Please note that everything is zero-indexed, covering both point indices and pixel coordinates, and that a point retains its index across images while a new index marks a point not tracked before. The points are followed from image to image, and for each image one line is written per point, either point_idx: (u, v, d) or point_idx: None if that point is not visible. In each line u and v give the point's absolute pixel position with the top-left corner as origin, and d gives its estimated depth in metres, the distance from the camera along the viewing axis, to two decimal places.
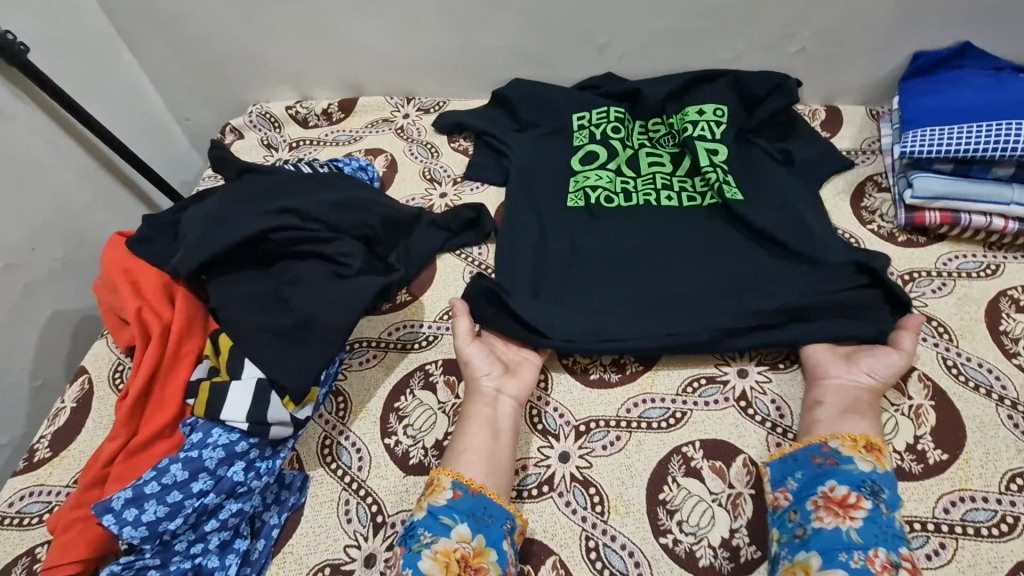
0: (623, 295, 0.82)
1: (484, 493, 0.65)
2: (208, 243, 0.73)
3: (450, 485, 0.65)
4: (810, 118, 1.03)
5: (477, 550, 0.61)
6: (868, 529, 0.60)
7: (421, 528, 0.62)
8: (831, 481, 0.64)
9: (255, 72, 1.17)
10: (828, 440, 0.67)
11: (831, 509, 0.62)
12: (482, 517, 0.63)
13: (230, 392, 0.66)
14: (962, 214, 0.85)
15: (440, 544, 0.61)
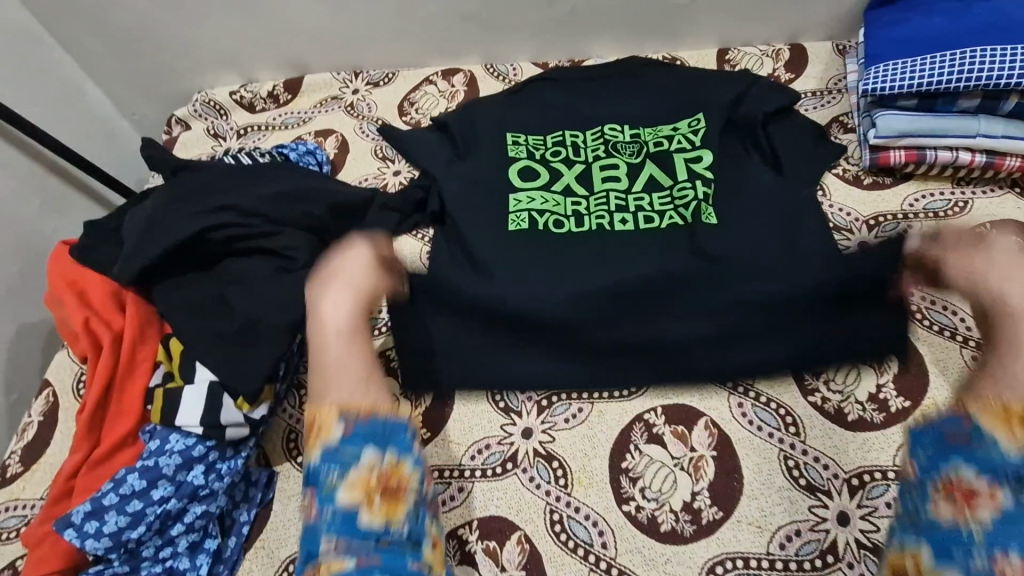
0: None
1: (372, 411, 0.56)
2: (147, 248, 0.72)
3: (338, 416, 0.56)
4: (773, 59, 0.99)
5: (389, 468, 0.54)
6: (1000, 530, 0.47)
7: (321, 467, 0.54)
8: (961, 468, 0.49)
9: (194, 58, 1.12)
10: (971, 411, 0.51)
11: (953, 499, 0.49)
12: (378, 433, 0.55)
13: (184, 397, 0.66)
14: (928, 151, 0.82)
15: (352, 475, 0.53)
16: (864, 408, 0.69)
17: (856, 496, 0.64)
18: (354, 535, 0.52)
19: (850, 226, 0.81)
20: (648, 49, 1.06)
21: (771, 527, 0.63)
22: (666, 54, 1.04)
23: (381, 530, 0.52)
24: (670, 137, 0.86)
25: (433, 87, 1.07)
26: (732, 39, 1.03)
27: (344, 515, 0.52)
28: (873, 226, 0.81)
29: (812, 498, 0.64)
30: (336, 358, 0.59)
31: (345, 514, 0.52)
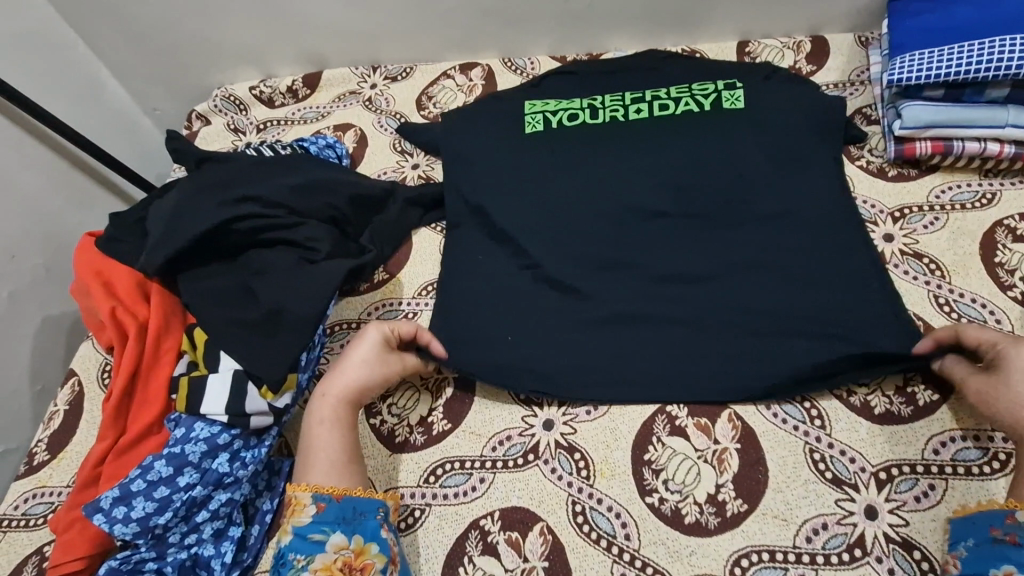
0: None
1: (349, 494, 0.61)
2: (171, 240, 0.72)
3: (310, 499, 0.59)
4: (794, 51, 0.99)
5: (352, 551, 0.57)
6: None
7: (291, 552, 0.57)
8: (1006, 565, 0.51)
9: (213, 53, 1.13)
10: (1014, 511, 0.54)
11: None
12: (353, 518, 0.59)
13: (208, 386, 0.67)
14: (954, 142, 0.80)
15: (318, 562, 0.56)
16: (890, 402, 0.67)
17: (885, 489, 0.63)
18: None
19: (875, 217, 0.80)
20: (666, 43, 1.06)
21: (797, 520, 0.62)
22: (685, 48, 1.04)
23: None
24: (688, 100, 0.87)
25: (451, 82, 1.07)
26: (752, 32, 1.02)
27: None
28: (898, 218, 0.80)
29: (839, 491, 0.63)
30: (329, 435, 0.63)
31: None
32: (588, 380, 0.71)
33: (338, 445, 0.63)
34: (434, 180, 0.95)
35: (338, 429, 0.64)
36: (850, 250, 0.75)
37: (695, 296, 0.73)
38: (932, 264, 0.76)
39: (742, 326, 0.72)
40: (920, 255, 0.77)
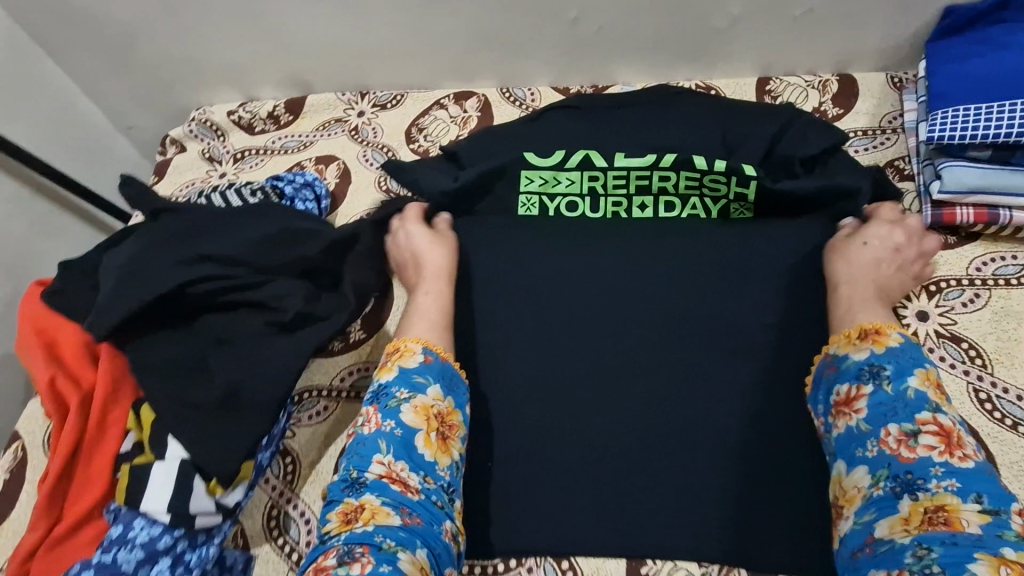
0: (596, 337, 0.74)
1: (449, 359, 0.69)
2: (116, 306, 0.64)
3: (419, 351, 0.67)
4: (820, 91, 0.90)
5: (444, 407, 0.65)
6: (874, 414, 0.56)
7: (395, 386, 0.64)
8: (835, 386, 0.61)
9: (190, 72, 1.05)
10: (828, 347, 0.64)
11: (842, 413, 0.59)
12: (450, 381, 0.67)
13: (153, 477, 0.59)
14: (999, 210, 0.71)
15: (418, 400, 0.63)
16: None
17: None
18: (410, 454, 0.61)
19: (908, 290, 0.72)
20: (680, 76, 0.97)
21: None
22: (699, 82, 0.95)
23: (431, 462, 0.61)
24: (699, 188, 0.80)
25: (444, 112, 0.99)
26: (774, 67, 0.93)
27: (406, 430, 0.62)
28: (934, 292, 0.71)
29: None
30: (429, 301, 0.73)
31: (407, 430, 0.62)
32: None
33: (438, 307, 0.73)
34: None
35: (435, 295, 0.74)
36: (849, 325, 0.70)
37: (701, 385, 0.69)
38: (972, 351, 0.68)
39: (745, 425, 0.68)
40: (958, 339, 0.68)
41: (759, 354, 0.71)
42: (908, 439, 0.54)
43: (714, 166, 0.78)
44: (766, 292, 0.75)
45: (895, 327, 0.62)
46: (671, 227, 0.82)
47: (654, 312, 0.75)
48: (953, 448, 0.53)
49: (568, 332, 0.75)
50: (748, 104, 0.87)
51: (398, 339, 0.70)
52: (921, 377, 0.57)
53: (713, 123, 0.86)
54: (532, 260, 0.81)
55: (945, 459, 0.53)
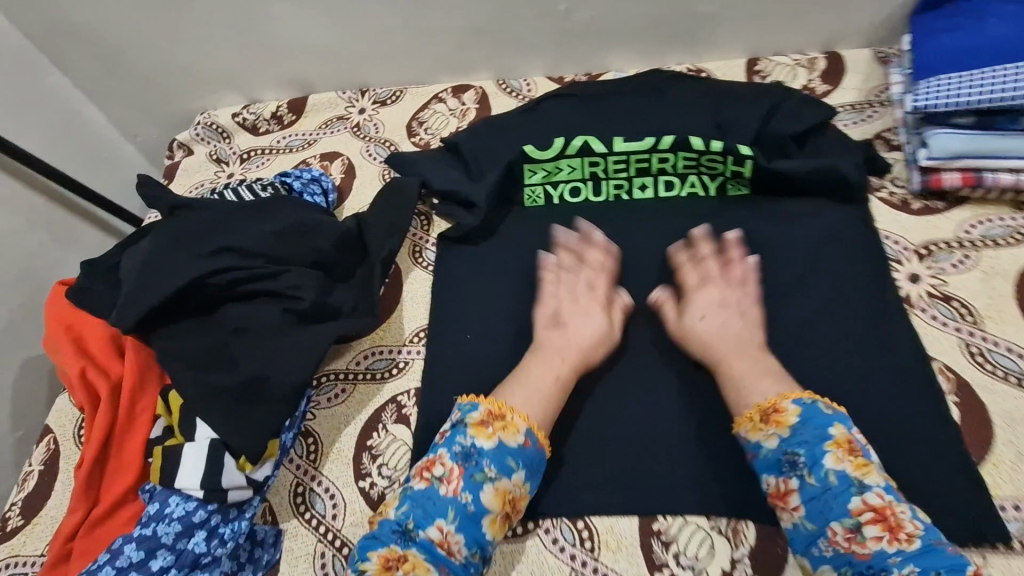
0: None
1: (542, 446, 0.65)
2: (142, 298, 0.67)
3: (523, 431, 0.63)
4: (808, 69, 0.93)
5: (520, 492, 0.62)
6: (812, 511, 0.56)
7: (487, 460, 0.61)
8: (762, 475, 0.60)
9: (195, 78, 1.08)
10: (738, 428, 0.63)
11: (779, 507, 0.59)
12: (535, 469, 0.64)
13: (185, 457, 0.62)
14: (987, 173, 0.74)
15: (501, 483, 0.61)
16: None
17: None
18: (473, 533, 0.60)
19: (898, 255, 0.75)
20: (671, 61, 1.00)
21: None
22: (690, 66, 0.98)
23: (488, 540, 0.60)
24: (696, 167, 0.83)
25: (443, 106, 1.02)
26: (762, 49, 0.96)
27: (478, 509, 0.60)
28: (924, 255, 0.74)
29: None
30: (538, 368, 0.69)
31: (481, 509, 0.60)
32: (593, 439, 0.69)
33: (550, 372, 0.69)
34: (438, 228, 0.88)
35: (558, 362, 0.70)
36: (840, 332, 0.71)
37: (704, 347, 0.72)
38: (963, 308, 0.70)
39: None
40: (949, 299, 0.71)
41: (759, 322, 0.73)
42: (854, 535, 0.54)
43: (710, 146, 0.81)
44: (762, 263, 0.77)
45: (789, 396, 0.62)
46: (668, 206, 0.85)
47: (655, 288, 0.78)
48: (896, 531, 0.54)
49: None
50: (737, 86, 0.90)
51: (501, 401, 0.66)
52: (833, 455, 0.57)
53: (704, 107, 0.88)
54: (536, 244, 0.84)
55: (896, 547, 0.53)
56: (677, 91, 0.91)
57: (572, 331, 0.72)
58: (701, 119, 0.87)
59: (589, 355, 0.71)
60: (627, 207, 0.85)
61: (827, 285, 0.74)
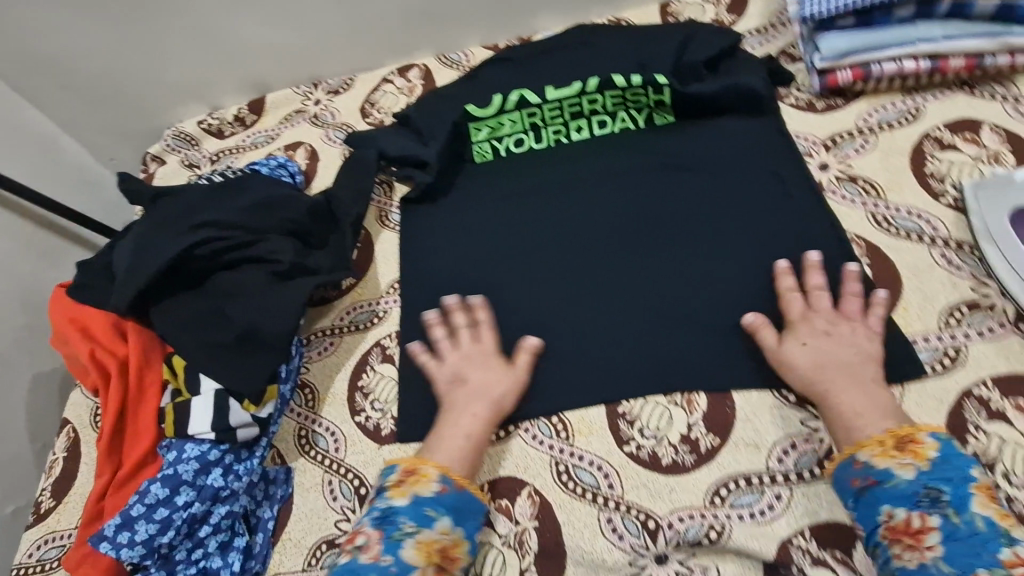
0: (555, 241, 0.85)
1: (468, 488, 0.64)
2: (136, 276, 0.74)
3: (436, 478, 0.64)
4: (715, 4, 1.02)
5: (451, 541, 0.61)
6: (953, 553, 0.53)
7: (404, 516, 0.61)
8: (884, 506, 0.57)
9: (157, 94, 1.14)
10: (856, 455, 0.60)
11: (904, 542, 0.55)
12: (464, 512, 0.63)
13: (193, 408, 0.70)
14: (873, 66, 0.82)
15: (423, 535, 0.60)
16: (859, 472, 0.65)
17: None
18: None
19: (809, 150, 0.83)
20: (592, 16, 1.08)
21: (768, 444, 0.66)
22: (610, 17, 1.07)
23: None
24: (623, 103, 0.91)
25: (392, 86, 1.10)
26: None
27: (402, 569, 0.58)
28: (831, 146, 0.83)
29: (804, 412, 0.67)
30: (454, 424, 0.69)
31: (405, 568, 0.58)
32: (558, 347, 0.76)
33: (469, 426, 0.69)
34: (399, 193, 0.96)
35: (465, 400, 0.70)
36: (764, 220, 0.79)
37: (646, 253, 0.80)
38: (867, 185, 0.79)
39: (693, 281, 0.77)
40: (854, 179, 0.79)
41: (693, 224, 0.81)
42: None
43: (632, 81, 0.88)
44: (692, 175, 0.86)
45: (925, 429, 0.60)
46: (604, 141, 0.92)
47: (599, 211, 0.86)
48: None
49: (528, 243, 0.85)
50: (652, 26, 0.98)
51: (415, 458, 0.66)
52: (977, 497, 0.55)
53: (626, 50, 0.97)
54: (489, 191, 0.91)
55: None
56: (599, 39, 0.99)
57: (476, 383, 0.71)
58: (623, 61, 0.95)
59: (501, 399, 0.71)
60: (567, 147, 0.93)
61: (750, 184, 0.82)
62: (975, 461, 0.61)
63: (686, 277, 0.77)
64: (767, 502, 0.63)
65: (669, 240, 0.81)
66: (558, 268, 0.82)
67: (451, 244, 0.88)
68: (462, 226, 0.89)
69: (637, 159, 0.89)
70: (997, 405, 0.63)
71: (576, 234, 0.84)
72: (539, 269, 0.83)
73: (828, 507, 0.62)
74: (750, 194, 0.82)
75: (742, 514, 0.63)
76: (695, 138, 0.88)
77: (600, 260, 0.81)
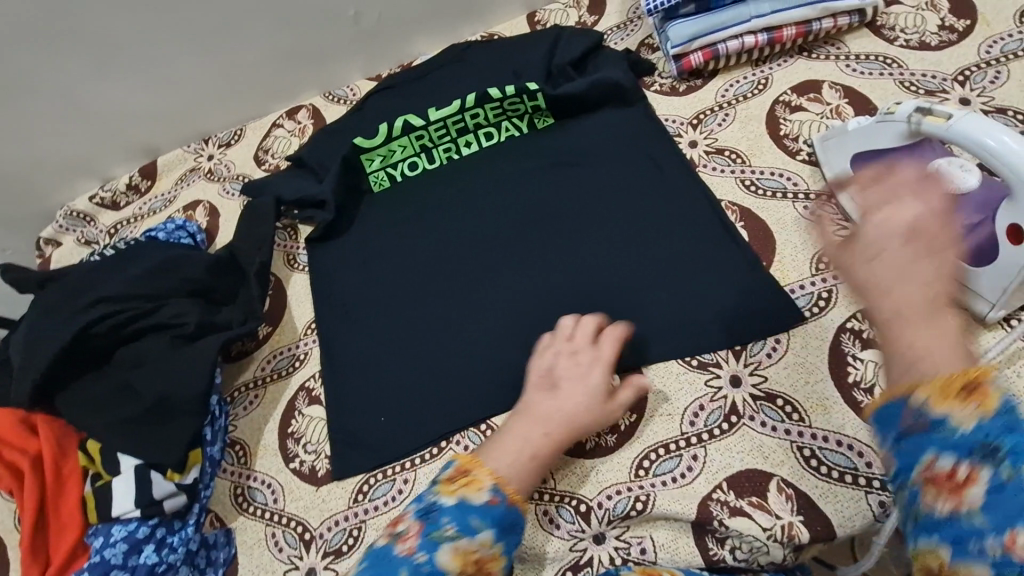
0: (463, 256, 0.87)
1: (515, 502, 0.57)
2: (34, 367, 0.73)
3: (487, 487, 0.56)
4: (577, 8, 1.07)
5: (489, 556, 0.53)
6: (998, 500, 0.37)
7: (448, 517, 0.53)
8: (927, 455, 0.39)
9: (39, 176, 1.10)
10: (908, 396, 0.40)
11: (939, 489, 0.38)
12: (510, 529, 0.55)
13: (115, 489, 0.68)
14: (720, 45, 0.89)
15: (463, 542, 0.51)
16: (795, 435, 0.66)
17: (742, 357, 0.72)
18: None
19: (679, 130, 0.89)
20: (466, 33, 1.12)
21: (680, 410, 0.70)
22: (483, 33, 1.11)
23: None
24: (505, 113, 0.95)
25: (282, 130, 1.10)
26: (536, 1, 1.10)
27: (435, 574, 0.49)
28: (697, 124, 0.89)
29: (707, 373, 0.72)
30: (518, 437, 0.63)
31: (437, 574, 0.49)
32: (478, 355, 0.79)
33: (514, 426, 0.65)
34: (303, 235, 0.96)
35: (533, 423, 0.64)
36: (647, 202, 0.84)
37: (545, 252, 0.85)
38: (733, 154, 0.85)
39: (593, 271, 0.81)
40: (722, 150, 0.86)
41: (585, 217, 0.86)
42: None
43: (506, 92, 0.92)
44: (579, 171, 0.90)
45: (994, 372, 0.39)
46: (493, 151, 0.95)
47: (498, 220, 0.89)
48: None
49: (436, 261, 0.88)
50: (521, 37, 1.03)
51: (472, 458, 0.60)
52: None
53: (500, 62, 1.01)
54: (391, 218, 0.93)
55: None
56: (473, 56, 1.03)
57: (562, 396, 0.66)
58: (499, 73, 0.99)
59: (581, 421, 0.65)
60: (460, 163, 0.96)
61: (631, 172, 0.87)
62: (858, 388, 0.67)
63: (586, 269, 0.82)
64: (686, 464, 0.67)
65: (565, 235, 0.85)
66: (466, 281, 0.85)
67: (362, 275, 0.89)
68: (370, 255, 0.91)
69: (526, 165, 0.93)
70: (868, 333, 0.69)
71: (478, 246, 0.88)
72: (448, 285, 0.85)
73: (740, 458, 0.66)
74: (633, 180, 0.87)
75: (665, 480, 0.66)
76: (576, 135, 0.93)
77: (506, 268, 0.84)
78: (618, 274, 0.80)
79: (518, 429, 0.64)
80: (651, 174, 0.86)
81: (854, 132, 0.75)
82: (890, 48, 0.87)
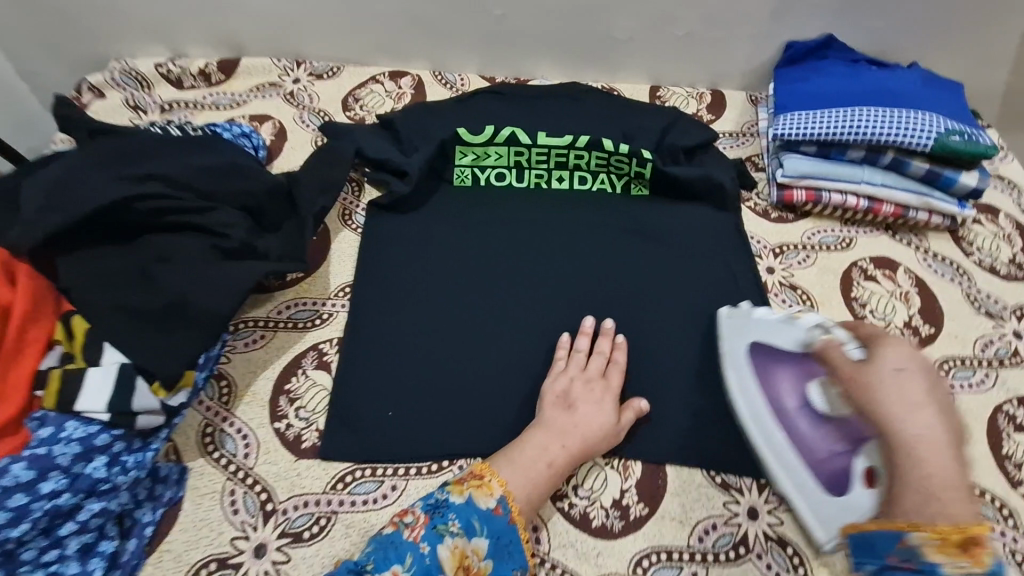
0: (522, 284, 0.85)
1: (517, 525, 0.62)
2: (53, 215, 0.64)
3: (496, 495, 0.63)
4: (698, 101, 1.11)
5: (480, 564, 0.60)
6: None
7: (455, 514, 0.61)
8: None
9: (114, 23, 1.02)
10: (906, 534, 0.51)
11: None
12: (506, 547, 0.61)
13: (87, 380, 0.59)
14: (824, 192, 0.93)
15: (461, 541, 0.59)
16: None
17: (764, 492, 0.71)
18: None
19: (760, 252, 0.91)
20: (588, 78, 1.13)
21: (691, 521, 0.68)
22: (604, 84, 1.12)
23: None
24: (607, 166, 0.95)
25: (380, 87, 1.07)
26: (663, 77, 1.13)
27: (433, 563, 0.58)
28: (778, 254, 0.91)
29: (726, 494, 0.71)
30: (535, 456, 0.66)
31: (434, 563, 0.58)
32: (508, 386, 0.76)
33: (543, 460, 0.66)
34: (368, 196, 0.91)
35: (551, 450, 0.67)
36: (714, 306, 0.85)
37: (603, 313, 0.83)
38: (804, 295, 0.87)
39: (644, 350, 0.80)
40: (795, 287, 0.88)
41: (652, 295, 0.85)
42: None
43: (619, 149, 0.92)
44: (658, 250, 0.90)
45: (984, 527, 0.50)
46: (581, 196, 0.95)
47: (567, 263, 0.87)
48: None
49: (494, 276, 0.85)
50: (642, 104, 1.05)
51: (487, 465, 0.66)
52: None
53: (615, 118, 1.02)
54: (462, 216, 0.90)
55: None
56: (593, 101, 1.03)
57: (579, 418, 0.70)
58: (612, 127, 1.00)
59: (593, 441, 0.69)
60: (546, 193, 0.95)
61: (707, 272, 0.88)
62: None
63: (638, 345, 0.81)
64: None
65: (627, 304, 0.84)
66: (517, 308, 0.82)
67: (415, 260, 0.85)
68: (429, 244, 0.87)
69: (611, 222, 0.92)
70: None
71: (541, 280, 0.85)
72: (498, 305, 0.82)
73: None
74: (706, 280, 0.87)
75: None
76: (665, 216, 0.93)
77: (560, 312, 0.82)
78: (668, 363, 0.79)
79: (542, 444, 0.67)
80: (725, 281, 0.87)
81: (761, 322, 0.75)
82: (965, 260, 0.93)
